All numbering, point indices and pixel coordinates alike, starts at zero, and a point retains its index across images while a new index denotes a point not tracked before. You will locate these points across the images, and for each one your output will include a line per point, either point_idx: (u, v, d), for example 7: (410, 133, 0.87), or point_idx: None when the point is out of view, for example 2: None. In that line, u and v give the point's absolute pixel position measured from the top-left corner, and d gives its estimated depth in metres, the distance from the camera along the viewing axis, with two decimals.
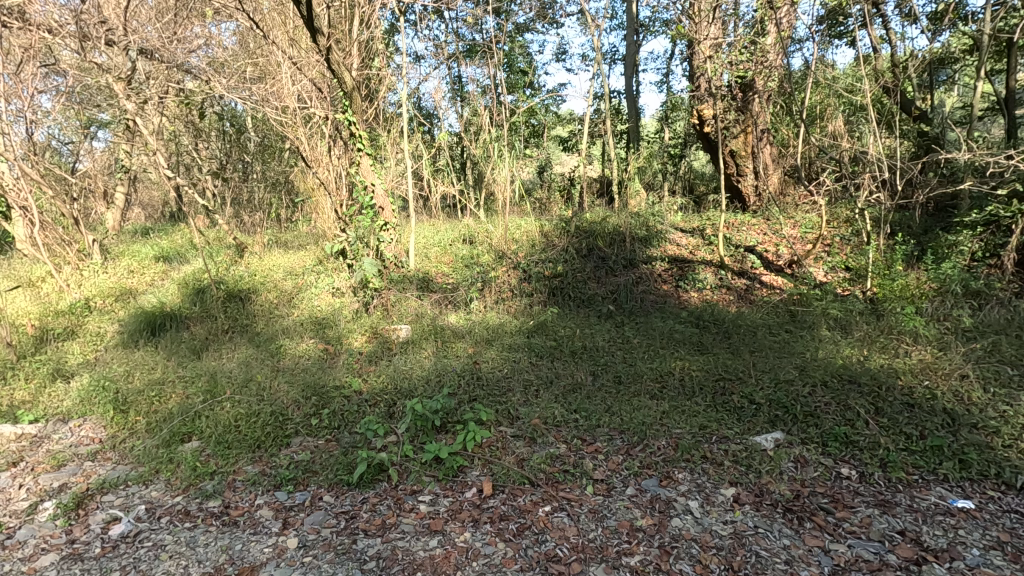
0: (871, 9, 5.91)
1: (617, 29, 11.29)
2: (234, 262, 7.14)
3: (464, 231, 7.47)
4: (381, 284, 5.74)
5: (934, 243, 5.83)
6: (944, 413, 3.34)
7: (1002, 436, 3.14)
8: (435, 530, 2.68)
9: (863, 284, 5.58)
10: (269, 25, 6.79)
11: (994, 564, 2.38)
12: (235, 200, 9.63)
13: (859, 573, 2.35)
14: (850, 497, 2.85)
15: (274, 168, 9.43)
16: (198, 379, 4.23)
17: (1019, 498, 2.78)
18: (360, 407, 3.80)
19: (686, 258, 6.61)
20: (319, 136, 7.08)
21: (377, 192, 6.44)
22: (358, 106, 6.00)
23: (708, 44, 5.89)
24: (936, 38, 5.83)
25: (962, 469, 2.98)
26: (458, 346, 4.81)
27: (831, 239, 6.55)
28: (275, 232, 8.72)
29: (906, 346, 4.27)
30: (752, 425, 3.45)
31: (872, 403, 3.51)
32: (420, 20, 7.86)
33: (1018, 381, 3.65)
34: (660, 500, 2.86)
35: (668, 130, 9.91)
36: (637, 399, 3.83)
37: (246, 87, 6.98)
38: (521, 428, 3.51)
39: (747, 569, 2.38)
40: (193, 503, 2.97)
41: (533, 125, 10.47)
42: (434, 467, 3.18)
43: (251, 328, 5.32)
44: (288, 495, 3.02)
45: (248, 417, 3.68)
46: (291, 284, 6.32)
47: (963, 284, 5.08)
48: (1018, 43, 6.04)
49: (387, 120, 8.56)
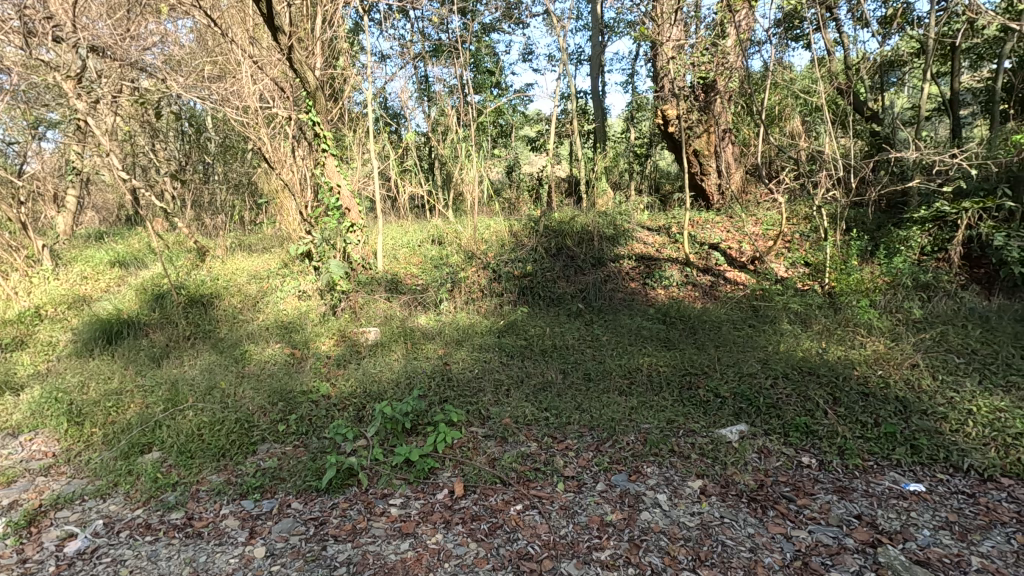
0: (825, 13, 6.13)
1: (582, 30, 11.40)
2: (195, 266, 6.95)
3: (433, 232, 7.44)
4: (348, 287, 5.68)
5: (887, 238, 6.09)
6: (897, 400, 3.50)
7: (950, 421, 3.29)
8: (407, 532, 2.67)
9: (821, 278, 5.79)
10: (227, 22, 6.60)
11: (943, 543, 2.50)
12: (195, 201, 9.36)
13: (819, 558, 2.43)
14: (811, 485, 2.95)
15: (236, 169, 9.21)
16: (158, 388, 4.09)
17: (965, 480, 2.93)
18: (329, 412, 3.75)
19: (652, 256, 6.73)
20: (282, 136, 6.94)
21: (344, 193, 6.35)
22: (322, 107, 5.91)
23: (670, 46, 6.02)
24: (886, 41, 6.08)
25: (914, 454, 3.11)
26: (428, 347, 4.79)
27: (791, 235, 6.76)
28: (238, 234, 8.54)
29: (861, 337, 4.44)
30: (718, 418, 3.54)
31: (830, 393, 3.65)
32: (385, 19, 7.80)
33: (964, 368, 3.84)
34: (630, 494, 2.91)
35: (634, 130, 10.04)
36: (606, 396, 3.88)
37: (205, 86, 6.79)
38: (491, 428, 3.53)
39: (713, 559, 2.44)
40: (154, 515, 2.87)
41: (500, 126, 10.49)
42: (405, 470, 3.16)
43: (214, 334, 5.19)
44: (255, 503, 2.95)
45: (212, 424, 3.60)
46: (255, 288, 6.19)
47: (912, 278, 5.35)
48: (961, 48, 6.36)
49: (352, 120, 8.45)
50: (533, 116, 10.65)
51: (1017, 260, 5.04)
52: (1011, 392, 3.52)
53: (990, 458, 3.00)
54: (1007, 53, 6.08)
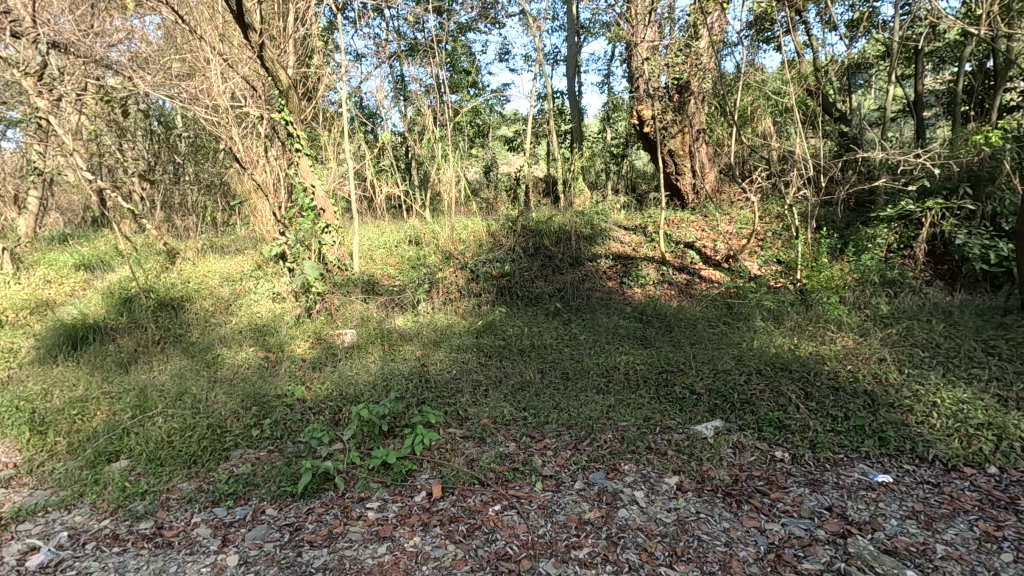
0: (794, 16, 6.26)
1: (558, 30, 11.45)
2: (165, 269, 6.77)
3: (410, 232, 7.39)
4: (323, 288, 5.61)
5: (855, 236, 6.25)
6: (865, 394, 3.59)
7: (916, 413, 3.39)
8: (384, 536, 2.64)
9: (793, 276, 5.91)
10: (196, 19, 6.45)
11: (909, 532, 2.57)
12: (164, 202, 9.12)
13: (792, 550, 2.48)
14: (784, 479, 3.00)
15: (207, 169, 9.02)
16: (126, 395, 3.98)
17: (931, 471, 3.02)
18: (304, 416, 3.69)
19: (629, 255, 6.80)
20: (254, 135, 6.81)
21: (318, 194, 6.27)
22: (295, 106, 5.83)
23: (644, 46, 6.09)
24: (853, 44, 6.24)
25: (882, 446, 3.20)
26: (405, 349, 4.75)
27: (763, 234, 6.90)
28: (209, 236, 8.36)
29: (831, 333, 4.55)
30: (693, 415, 3.59)
31: (802, 388, 3.73)
32: (360, 18, 7.73)
33: (928, 361, 3.96)
34: (607, 492, 2.93)
35: (610, 130, 10.13)
36: (584, 394, 3.90)
37: (174, 84, 6.62)
38: (470, 428, 3.52)
39: (689, 554, 2.46)
40: (123, 526, 2.79)
41: (477, 125, 10.48)
42: (382, 473, 3.13)
43: (185, 338, 5.07)
44: (227, 511, 2.89)
45: (183, 431, 3.51)
46: (228, 290, 6.06)
47: (879, 275, 5.51)
48: (924, 51, 6.55)
49: (327, 120, 8.34)
50: (510, 116, 10.67)
51: (978, 256, 5.29)
52: (973, 384, 3.64)
53: (954, 448, 3.10)
54: (966, 56, 6.29)
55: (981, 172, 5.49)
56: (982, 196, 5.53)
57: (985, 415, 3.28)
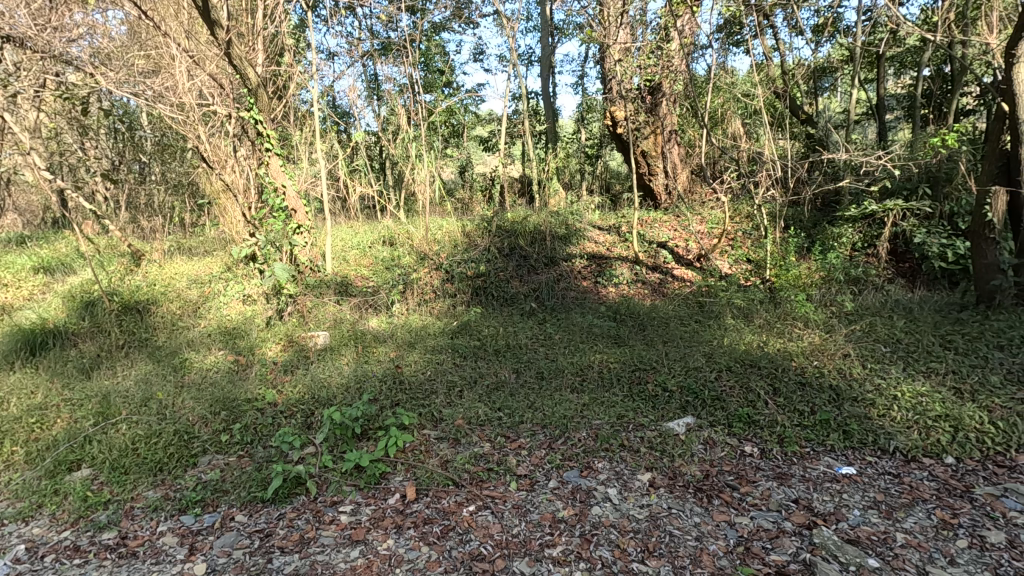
0: (762, 21, 6.41)
1: (533, 31, 11.50)
2: (129, 271, 6.59)
3: (384, 232, 7.34)
4: (295, 290, 5.53)
5: (822, 235, 6.43)
6: (830, 389, 3.70)
7: (878, 407, 3.49)
8: (357, 540, 2.62)
9: (762, 274, 6.05)
10: (161, 15, 6.28)
11: (871, 522, 2.65)
12: (129, 203, 8.86)
13: (760, 543, 2.54)
14: (752, 473, 3.07)
15: (174, 168, 8.82)
16: (88, 402, 3.85)
17: (892, 462, 3.12)
18: (275, 419, 3.63)
19: (603, 255, 6.87)
20: (223, 135, 6.66)
21: (289, 194, 6.19)
22: (264, 104, 5.72)
23: (616, 48, 6.17)
24: (818, 49, 6.42)
25: (846, 439, 3.29)
26: (380, 350, 4.71)
27: (734, 233, 7.03)
28: (176, 238, 8.15)
29: (798, 330, 4.67)
30: (665, 412, 3.64)
31: (770, 384, 3.82)
32: (332, 16, 7.65)
33: (889, 356, 4.09)
34: (581, 490, 2.95)
35: (585, 131, 10.21)
36: (559, 394, 3.92)
37: (137, 81, 6.43)
38: (444, 429, 3.51)
39: (661, 549, 2.50)
40: (84, 537, 2.71)
41: (451, 125, 10.45)
42: (356, 476, 3.10)
43: (151, 342, 4.93)
44: (195, 518, 2.83)
45: (148, 438, 3.42)
46: (196, 293, 5.92)
47: (844, 273, 5.68)
48: (884, 55, 6.78)
49: (299, 119, 8.22)
50: (485, 117, 10.68)
51: (936, 255, 5.50)
52: (932, 377, 3.76)
53: (914, 439, 3.20)
54: (924, 61, 6.53)
55: (938, 173, 5.75)
56: (939, 196, 5.74)
57: (943, 408, 3.40)
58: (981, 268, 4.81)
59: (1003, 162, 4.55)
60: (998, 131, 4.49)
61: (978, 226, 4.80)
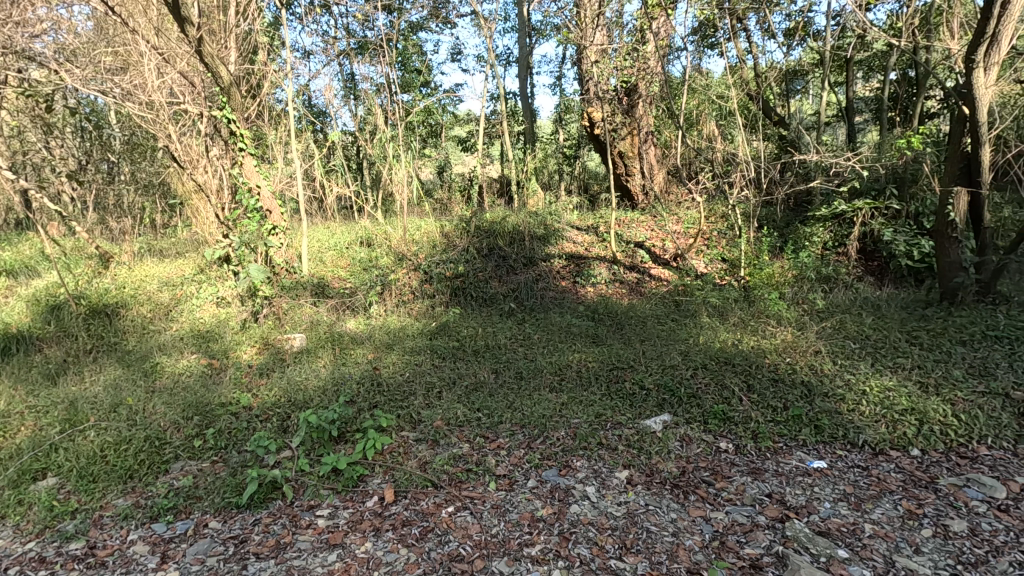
0: (735, 24, 6.52)
1: (511, 31, 11.52)
2: (97, 273, 6.41)
3: (361, 233, 7.27)
4: (271, 292, 5.43)
5: (794, 235, 6.58)
6: (802, 385, 3.78)
7: (848, 402, 3.59)
8: (334, 544, 2.59)
9: (736, 273, 6.16)
10: (129, 10, 6.13)
11: (841, 514, 2.72)
12: (97, 203, 8.62)
13: (735, 537, 2.58)
14: (728, 468, 3.13)
15: (144, 168, 8.61)
16: (53, 409, 3.74)
17: (861, 455, 3.20)
18: (250, 424, 3.58)
19: (581, 255, 6.91)
20: (194, 134, 6.52)
21: (264, 195, 6.10)
22: (237, 103, 5.62)
23: (593, 50, 6.22)
24: (789, 52, 6.56)
25: (817, 434, 3.37)
26: (357, 352, 4.67)
27: (709, 233, 7.14)
28: (146, 239, 7.96)
29: (771, 328, 4.77)
30: (643, 410, 3.69)
31: (744, 381, 3.89)
32: (307, 14, 7.55)
33: (858, 352, 4.21)
34: (560, 489, 2.97)
35: (563, 132, 10.27)
36: (537, 394, 3.94)
37: (105, 78, 6.26)
38: (423, 431, 3.49)
39: (639, 546, 2.53)
40: (50, 548, 2.63)
41: (429, 125, 10.42)
42: (333, 479, 3.07)
43: (121, 347, 4.80)
44: (167, 526, 2.77)
45: (118, 445, 3.33)
46: (168, 295, 5.78)
47: (815, 271, 5.82)
48: (853, 59, 6.96)
49: (274, 119, 8.10)
50: (463, 117, 10.67)
51: (903, 254, 5.66)
52: (899, 372, 3.88)
53: (881, 433, 3.30)
54: (891, 66, 6.72)
55: (905, 174, 5.93)
56: (906, 196, 5.93)
57: (908, 402, 3.51)
58: (944, 266, 4.96)
59: (964, 163, 4.72)
60: (959, 134, 4.65)
61: (942, 225, 4.95)
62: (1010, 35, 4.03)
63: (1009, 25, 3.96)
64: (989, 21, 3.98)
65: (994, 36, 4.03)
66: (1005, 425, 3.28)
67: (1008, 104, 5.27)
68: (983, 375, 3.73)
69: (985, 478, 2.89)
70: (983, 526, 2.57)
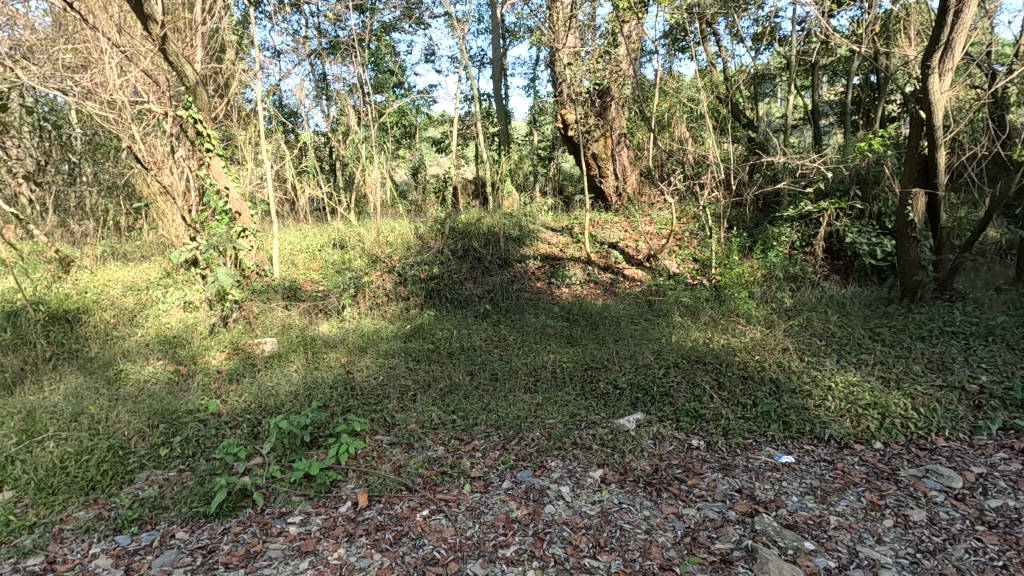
0: (705, 28, 6.64)
1: (484, 33, 11.52)
2: (58, 278, 6.19)
3: (334, 235, 7.18)
4: (241, 295, 5.31)
5: (763, 235, 6.73)
6: (771, 382, 3.87)
7: (814, 397, 3.68)
8: (307, 551, 2.55)
9: (708, 273, 6.27)
10: (89, 7, 5.93)
11: (808, 506, 2.80)
12: (57, 205, 8.33)
13: (706, 532, 2.63)
14: (699, 465, 3.18)
15: (107, 169, 8.36)
16: (9, 419, 3.59)
17: (827, 449, 3.29)
18: (219, 431, 3.50)
19: (556, 256, 6.94)
20: (159, 134, 6.35)
21: (233, 197, 5.98)
22: (204, 103, 5.47)
23: (566, 52, 6.26)
24: (757, 56, 6.71)
25: (786, 429, 3.45)
26: (330, 356, 4.60)
27: (681, 234, 7.26)
28: (110, 243, 7.72)
29: (741, 326, 4.87)
30: (617, 409, 3.72)
31: (715, 378, 3.97)
32: (276, 13, 7.42)
33: (824, 349, 4.33)
34: (535, 489, 2.98)
35: (537, 133, 10.31)
36: (513, 395, 3.95)
37: (64, 76, 6.06)
38: (397, 435, 3.46)
39: (612, 544, 2.55)
40: (6, 564, 2.52)
41: (403, 127, 10.36)
42: (305, 485, 3.03)
43: (82, 354, 4.65)
44: (132, 538, 2.69)
45: (78, 455, 3.22)
46: (133, 300, 5.61)
47: (783, 271, 5.97)
48: (817, 64, 7.16)
49: (243, 119, 7.95)
50: (437, 117, 10.64)
51: (867, 253, 5.87)
52: (862, 368, 4.00)
53: (846, 427, 3.39)
54: (853, 71, 6.93)
55: (867, 176, 6.13)
56: (869, 197, 6.11)
57: (872, 396, 3.62)
58: (905, 265, 5.14)
59: (921, 166, 4.88)
60: (918, 136, 4.82)
61: (902, 225, 5.14)
62: (963, 42, 4.18)
63: (963, 32, 4.10)
64: (944, 28, 4.11)
65: (948, 42, 4.17)
66: (961, 417, 3.41)
67: (963, 108, 5.49)
68: (941, 369, 3.87)
69: (943, 469, 3.01)
70: (941, 515, 2.67)
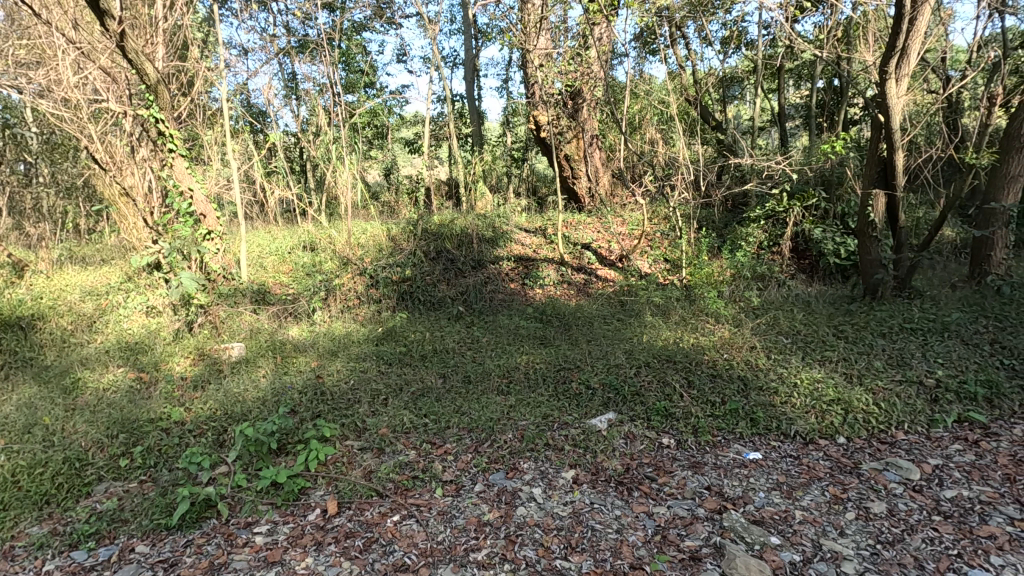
0: (675, 31, 6.73)
1: (457, 34, 11.45)
2: (11, 283, 5.93)
3: (304, 237, 7.06)
4: (206, 299, 5.16)
5: (732, 235, 6.86)
6: (739, 380, 3.94)
7: (780, 394, 3.76)
8: (273, 561, 2.49)
9: (678, 273, 6.37)
10: (42, 1, 5.72)
11: (774, 502, 2.85)
12: (12, 207, 7.99)
13: (676, 530, 2.66)
14: (669, 463, 3.22)
15: (65, 169, 8.06)
16: None
17: (792, 445, 3.37)
18: (182, 440, 3.40)
19: (529, 257, 6.94)
20: (118, 133, 6.15)
21: (198, 198, 5.82)
22: (165, 102, 5.31)
23: (538, 54, 6.28)
24: (725, 60, 6.84)
25: (753, 427, 3.52)
26: (300, 360, 4.51)
27: (652, 234, 7.34)
28: (67, 246, 7.43)
29: (710, 326, 4.94)
30: (589, 409, 3.74)
31: (685, 377, 4.02)
32: (242, 10, 7.25)
33: (790, 347, 4.43)
34: (507, 491, 2.98)
35: (510, 134, 10.31)
36: (485, 396, 3.94)
37: (17, 73, 5.83)
38: (367, 440, 3.42)
39: (583, 544, 2.56)
40: None
41: (375, 127, 10.25)
42: (272, 493, 2.96)
43: (36, 362, 4.46)
44: (88, 553, 2.59)
45: (31, 468, 3.09)
46: (92, 306, 5.42)
47: (751, 270, 6.09)
48: (783, 68, 7.33)
49: (208, 119, 7.76)
50: (410, 118, 10.58)
51: (831, 252, 6.05)
52: (826, 364, 4.10)
53: (811, 423, 3.48)
54: (817, 75, 7.11)
55: (831, 177, 6.30)
56: (833, 198, 6.28)
57: (835, 392, 3.71)
58: (866, 264, 5.31)
59: (881, 167, 5.06)
60: (877, 139, 4.97)
61: (863, 225, 5.30)
62: (918, 48, 4.32)
63: (917, 39, 4.24)
64: (899, 35, 4.24)
65: (903, 49, 4.31)
66: (919, 411, 3.52)
67: (919, 112, 5.68)
68: (901, 364, 4.00)
69: (903, 461, 3.10)
70: (900, 506, 2.75)
